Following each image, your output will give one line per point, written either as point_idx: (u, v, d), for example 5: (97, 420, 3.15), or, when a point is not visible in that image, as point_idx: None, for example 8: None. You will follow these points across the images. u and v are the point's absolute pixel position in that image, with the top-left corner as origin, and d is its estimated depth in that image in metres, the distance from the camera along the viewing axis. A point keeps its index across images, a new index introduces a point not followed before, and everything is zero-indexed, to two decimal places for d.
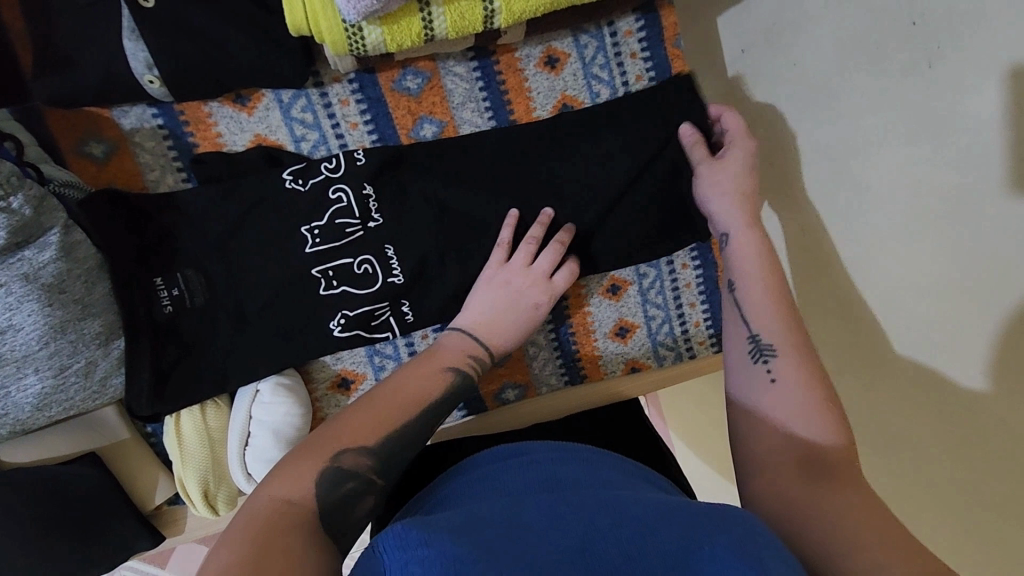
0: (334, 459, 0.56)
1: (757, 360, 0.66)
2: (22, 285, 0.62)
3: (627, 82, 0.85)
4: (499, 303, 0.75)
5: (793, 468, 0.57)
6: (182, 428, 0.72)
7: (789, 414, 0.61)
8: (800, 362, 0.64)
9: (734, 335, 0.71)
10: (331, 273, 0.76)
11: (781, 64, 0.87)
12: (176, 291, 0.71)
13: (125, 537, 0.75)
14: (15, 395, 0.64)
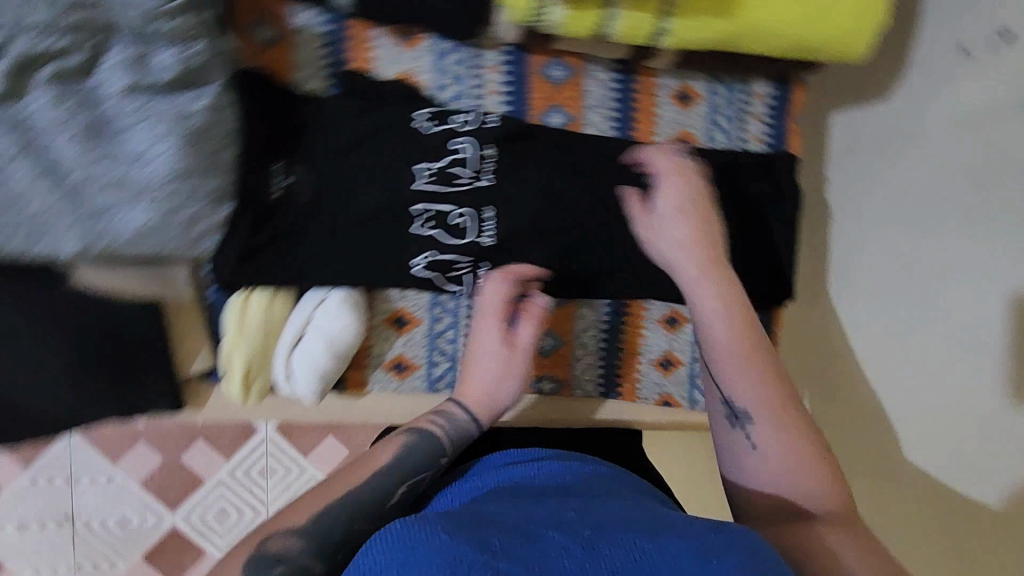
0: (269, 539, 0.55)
1: (735, 427, 0.68)
2: (170, 123, 0.64)
3: (744, 139, 0.90)
4: (469, 366, 0.75)
5: (785, 509, 0.63)
6: (248, 307, 0.74)
7: (772, 475, 0.65)
8: (772, 419, 0.66)
9: (712, 403, 0.71)
10: (431, 214, 0.79)
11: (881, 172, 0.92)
12: (289, 181, 0.75)
13: (152, 392, 0.76)
14: (121, 219, 0.65)
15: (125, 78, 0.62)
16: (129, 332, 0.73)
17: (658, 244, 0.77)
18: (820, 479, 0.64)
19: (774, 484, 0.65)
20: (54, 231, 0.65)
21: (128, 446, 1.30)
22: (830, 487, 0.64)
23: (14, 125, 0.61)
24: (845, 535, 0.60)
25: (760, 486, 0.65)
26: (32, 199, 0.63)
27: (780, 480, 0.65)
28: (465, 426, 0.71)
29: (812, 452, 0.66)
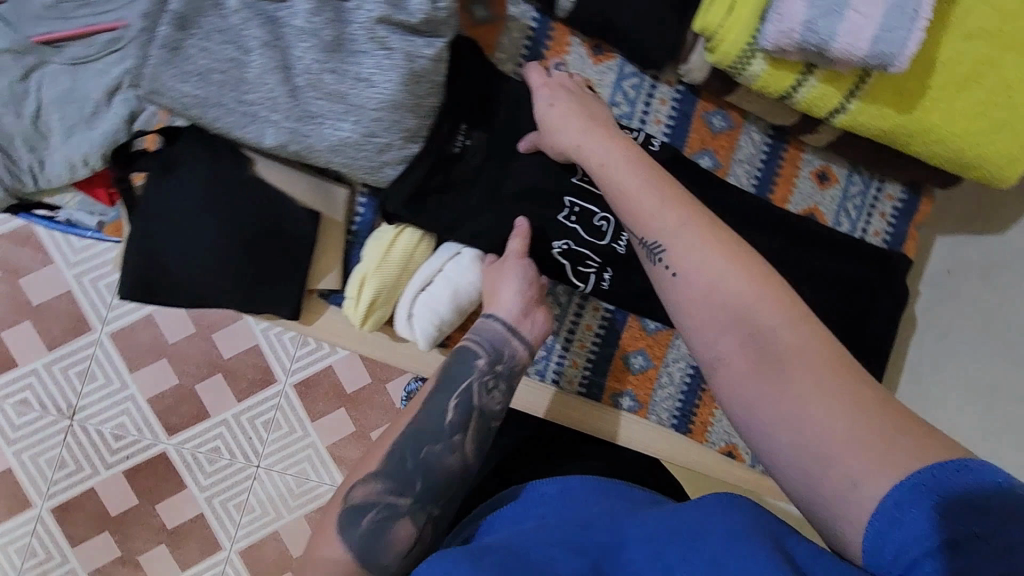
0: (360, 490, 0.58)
1: (656, 263, 0.61)
2: (401, 59, 0.70)
3: (866, 230, 0.95)
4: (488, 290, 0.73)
5: (751, 365, 0.53)
6: (397, 242, 0.78)
7: (699, 318, 0.57)
8: (689, 236, 0.60)
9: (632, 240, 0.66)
10: (576, 209, 0.83)
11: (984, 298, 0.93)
12: (468, 142, 0.80)
13: (281, 295, 0.79)
14: (326, 128, 0.71)
15: (377, 8, 0.69)
16: (285, 232, 0.77)
17: (561, 132, 0.72)
18: (743, 295, 0.55)
19: (717, 343, 0.56)
20: (262, 120, 0.70)
21: (152, 358, 1.15)
22: (755, 306, 0.55)
23: (269, 20, 0.69)
24: (812, 386, 0.50)
25: (698, 327, 0.58)
26: (257, 87, 0.69)
27: (721, 321, 0.56)
28: (499, 338, 0.69)
29: (723, 271, 0.57)
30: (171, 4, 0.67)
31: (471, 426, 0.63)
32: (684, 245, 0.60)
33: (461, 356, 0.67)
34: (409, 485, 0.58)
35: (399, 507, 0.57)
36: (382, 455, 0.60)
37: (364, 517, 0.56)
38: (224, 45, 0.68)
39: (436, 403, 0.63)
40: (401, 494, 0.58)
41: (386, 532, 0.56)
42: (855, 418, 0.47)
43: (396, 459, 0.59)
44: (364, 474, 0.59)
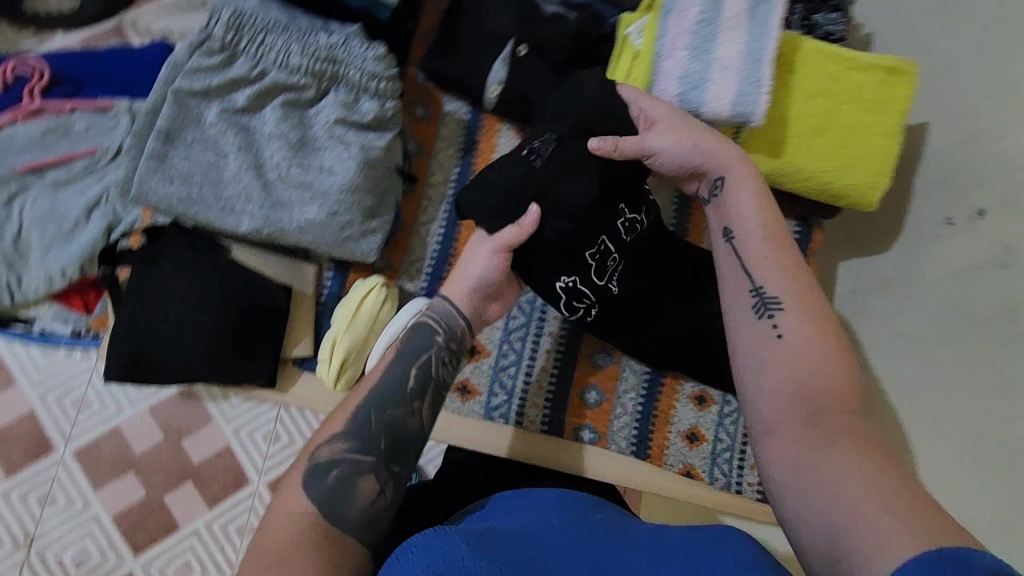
0: (323, 451, 0.62)
1: (762, 317, 0.69)
2: (357, 150, 0.83)
3: None
4: (460, 267, 0.78)
5: (807, 429, 0.60)
6: (363, 304, 0.87)
7: (781, 379, 0.64)
8: (800, 310, 0.68)
9: (738, 283, 0.74)
10: (601, 251, 0.83)
11: None
12: (536, 147, 0.80)
13: (259, 366, 0.86)
14: (296, 213, 0.82)
15: (334, 113, 0.83)
16: (261, 307, 0.86)
17: (665, 157, 0.80)
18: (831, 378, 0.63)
19: (785, 400, 0.63)
20: (239, 211, 0.81)
21: (117, 473, 1.10)
22: (843, 393, 0.62)
23: (242, 129, 0.81)
24: (853, 454, 0.56)
25: (768, 394, 0.65)
26: (233, 184, 0.81)
27: (789, 386, 0.63)
28: (450, 320, 0.76)
29: (822, 355, 0.65)
30: (158, 122, 0.79)
31: (428, 394, 0.70)
32: (819, 326, 0.67)
33: (417, 327, 0.74)
34: (373, 442, 0.64)
35: (364, 461, 0.63)
36: (348, 418, 0.65)
37: (331, 472, 0.61)
38: (204, 152, 0.81)
39: (399, 369, 0.70)
40: (365, 452, 0.63)
41: (352, 488, 0.60)
42: (886, 485, 0.52)
43: (363, 418, 0.65)
44: (332, 434, 0.64)
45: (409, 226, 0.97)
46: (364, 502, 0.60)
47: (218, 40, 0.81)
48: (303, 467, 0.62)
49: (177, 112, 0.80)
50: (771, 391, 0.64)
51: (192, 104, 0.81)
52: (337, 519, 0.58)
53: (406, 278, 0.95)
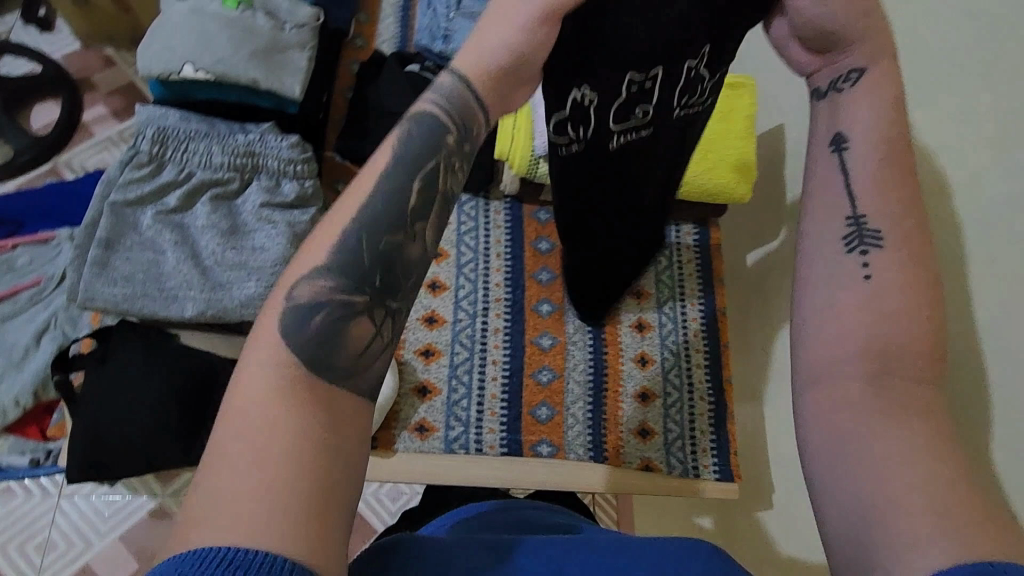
0: (299, 286, 0.42)
1: (851, 251, 0.51)
2: (285, 227, 0.93)
3: (681, 259, 1.21)
4: (489, 15, 0.51)
5: (868, 395, 0.45)
6: None
7: (848, 320, 0.48)
8: (907, 252, 0.50)
9: (833, 209, 0.54)
10: (636, 85, 0.67)
11: None
12: None
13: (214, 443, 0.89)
14: (236, 290, 0.89)
15: (259, 198, 0.93)
16: (212, 386, 0.90)
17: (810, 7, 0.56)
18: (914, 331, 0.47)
19: (846, 343, 0.47)
20: (182, 298, 0.88)
21: None
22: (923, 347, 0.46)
23: (177, 227, 0.90)
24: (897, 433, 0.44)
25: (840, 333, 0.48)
26: (174, 275, 0.88)
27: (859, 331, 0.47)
28: (462, 101, 0.50)
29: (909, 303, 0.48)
30: (98, 233, 0.87)
31: (434, 217, 0.48)
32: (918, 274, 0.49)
33: (420, 115, 0.49)
34: (368, 277, 0.44)
35: (357, 307, 0.44)
36: (335, 242, 0.44)
37: (314, 318, 0.42)
38: (144, 252, 0.89)
39: (401, 170, 0.47)
40: (358, 292, 0.44)
41: (342, 337, 0.43)
42: (932, 480, 0.41)
43: (353, 241, 0.44)
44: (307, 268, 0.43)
45: None
46: (358, 357, 0.43)
47: (146, 154, 0.91)
48: (273, 309, 0.42)
49: (115, 221, 0.88)
50: (835, 332, 0.48)
51: (129, 212, 0.90)
52: (328, 371, 0.41)
53: None
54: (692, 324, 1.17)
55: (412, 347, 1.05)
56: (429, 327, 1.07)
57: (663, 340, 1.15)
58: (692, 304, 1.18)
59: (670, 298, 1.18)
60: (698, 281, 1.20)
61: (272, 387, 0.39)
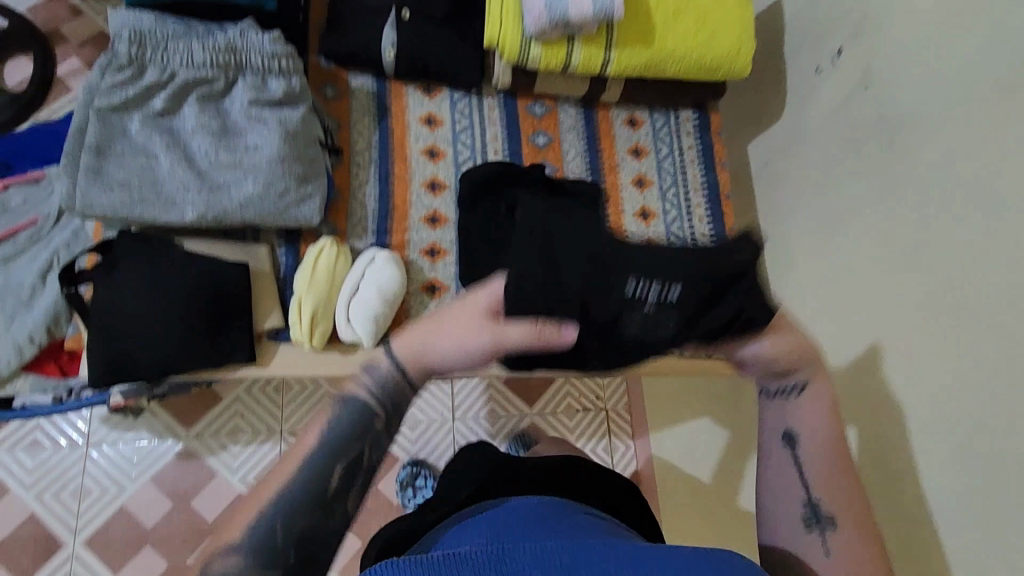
0: (220, 555, 0.61)
1: (812, 529, 0.67)
2: (276, 125, 0.91)
3: (681, 146, 1.20)
4: (452, 321, 0.65)
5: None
6: (319, 264, 0.93)
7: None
8: (856, 521, 0.66)
9: (790, 489, 0.69)
10: None
11: (791, 168, 1.20)
12: (652, 290, 0.64)
13: (228, 344, 0.90)
14: (234, 190, 0.88)
15: (247, 96, 0.91)
16: (220, 286, 0.90)
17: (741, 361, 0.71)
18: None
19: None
20: (182, 201, 0.87)
21: None
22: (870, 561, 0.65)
23: (168, 131, 0.88)
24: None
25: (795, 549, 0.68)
26: (170, 179, 0.87)
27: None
28: (391, 383, 0.66)
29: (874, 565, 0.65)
30: (88, 140, 0.85)
31: (351, 495, 0.65)
32: (855, 504, 0.67)
33: (350, 407, 0.66)
34: (281, 555, 0.61)
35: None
36: (243, 528, 0.61)
37: None
38: (137, 157, 0.87)
39: (321, 462, 0.64)
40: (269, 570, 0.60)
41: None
42: None
43: (264, 529, 0.61)
44: (223, 547, 0.61)
45: (346, 194, 1.05)
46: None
47: (124, 56, 0.87)
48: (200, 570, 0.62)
49: (103, 128, 0.86)
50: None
51: (116, 118, 0.87)
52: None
53: (355, 238, 1.03)
54: (696, 210, 1.16)
55: (417, 247, 1.04)
56: (433, 227, 1.06)
57: (667, 227, 1.14)
58: (695, 190, 1.18)
59: (672, 184, 1.17)
60: (699, 169, 1.19)
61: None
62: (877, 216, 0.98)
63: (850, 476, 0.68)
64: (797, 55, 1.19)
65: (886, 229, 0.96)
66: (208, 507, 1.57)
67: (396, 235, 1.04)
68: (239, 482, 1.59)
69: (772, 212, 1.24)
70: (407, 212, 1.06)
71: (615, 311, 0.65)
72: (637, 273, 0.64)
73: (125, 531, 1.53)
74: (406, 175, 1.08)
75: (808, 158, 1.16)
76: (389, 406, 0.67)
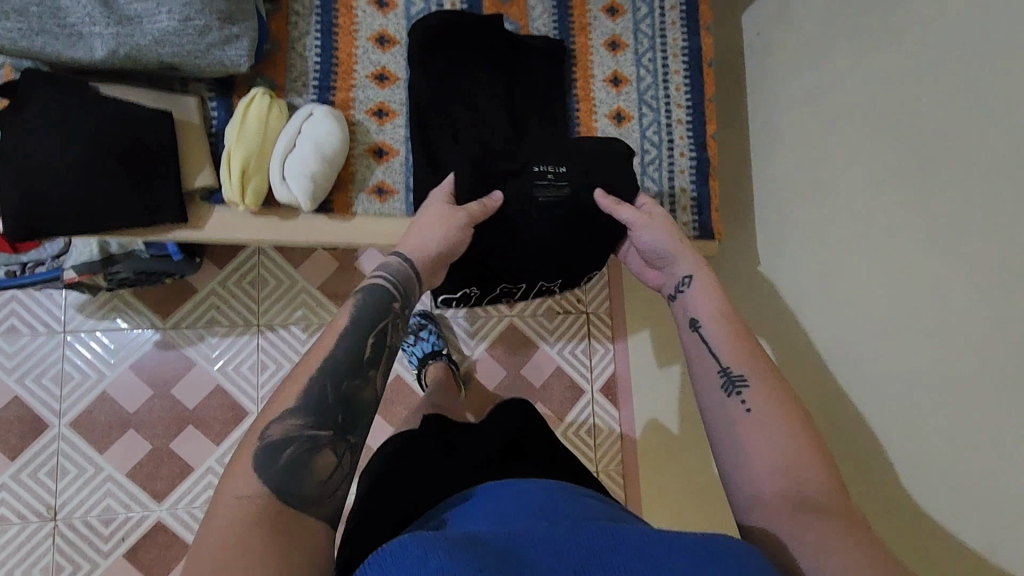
0: (262, 439, 0.65)
1: (730, 393, 0.72)
2: None
3: (662, 7, 1.08)
4: (419, 219, 0.87)
5: (775, 433, 0.68)
6: (248, 115, 0.85)
7: (758, 460, 0.67)
8: (766, 383, 0.72)
9: (703, 363, 0.77)
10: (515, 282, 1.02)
11: (784, 33, 1.08)
12: (549, 169, 0.93)
13: (158, 203, 0.86)
14: (146, 24, 0.79)
15: None
16: (142, 138, 0.84)
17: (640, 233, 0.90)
18: (811, 458, 0.65)
19: (764, 475, 0.65)
20: (89, 36, 0.78)
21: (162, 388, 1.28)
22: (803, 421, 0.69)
23: None
24: (837, 530, 0.60)
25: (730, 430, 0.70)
26: (74, 8, 0.78)
27: (776, 459, 0.66)
28: (399, 271, 0.82)
29: (787, 428, 0.68)
30: None
31: (381, 364, 0.75)
32: (756, 355, 0.75)
33: (372, 288, 0.79)
34: (328, 418, 0.68)
35: (321, 438, 0.67)
36: (300, 394, 0.68)
37: (280, 454, 0.64)
38: None
39: (355, 335, 0.74)
40: (323, 427, 0.68)
41: (309, 464, 0.65)
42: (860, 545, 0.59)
43: (310, 403, 0.68)
44: (282, 412, 0.67)
45: (283, 45, 0.95)
46: (322, 484, 0.65)
47: None
48: (250, 449, 0.64)
49: None
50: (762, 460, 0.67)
51: None
52: (297, 500, 0.63)
53: (294, 94, 0.94)
54: (674, 77, 1.07)
55: (363, 107, 0.96)
56: (381, 86, 0.97)
57: (640, 96, 1.05)
58: (674, 56, 1.07)
59: (648, 49, 1.07)
60: (681, 33, 1.08)
61: (253, 510, 0.60)
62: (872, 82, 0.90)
63: (743, 327, 0.78)
64: None
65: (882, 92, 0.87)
66: (189, 395, 1.59)
67: (339, 92, 0.96)
68: (217, 370, 1.61)
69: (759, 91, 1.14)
70: (352, 67, 0.96)
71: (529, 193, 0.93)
72: (535, 161, 0.94)
73: (110, 415, 1.56)
74: (352, 26, 0.97)
75: (799, 23, 1.04)
76: (401, 293, 0.81)
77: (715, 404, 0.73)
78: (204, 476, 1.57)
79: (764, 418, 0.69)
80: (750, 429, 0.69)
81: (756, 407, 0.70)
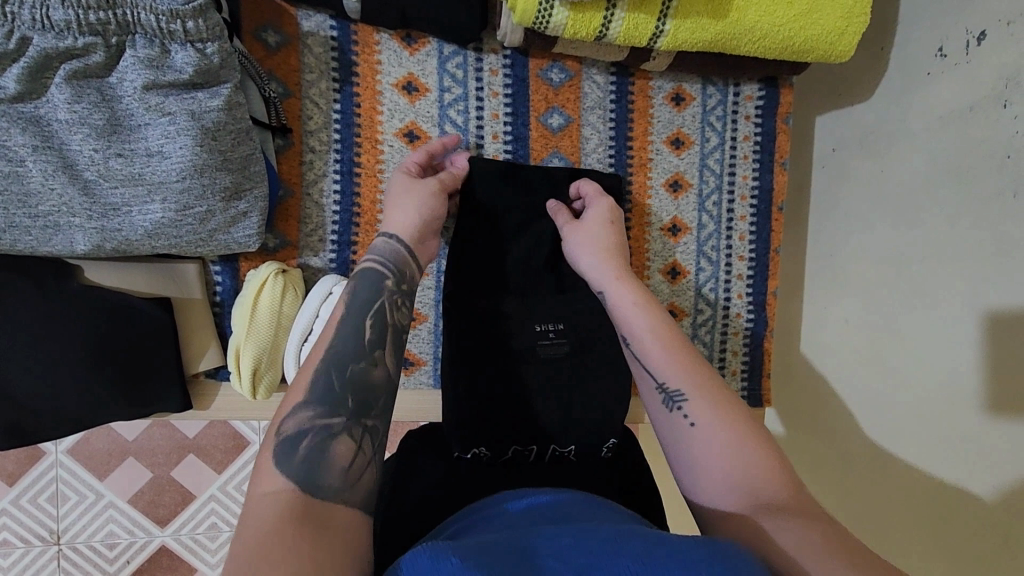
0: (278, 431, 0.52)
1: (672, 411, 0.63)
2: (186, 120, 0.65)
3: (735, 137, 0.92)
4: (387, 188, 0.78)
5: (727, 441, 0.59)
6: (260, 301, 0.74)
7: (713, 478, 0.59)
8: (705, 394, 0.63)
9: (643, 382, 0.68)
10: (535, 448, 0.85)
11: (868, 170, 0.92)
12: (553, 329, 0.87)
13: (158, 392, 0.76)
14: (136, 216, 0.66)
15: (141, 77, 0.63)
16: (137, 326, 0.73)
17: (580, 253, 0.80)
18: (760, 460, 0.58)
19: (722, 491, 0.58)
20: (68, 227, 0.65)
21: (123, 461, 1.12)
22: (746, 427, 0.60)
23: (31, 122, 0.62)
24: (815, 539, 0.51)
25: (687, 464, 0.61)
26: (47, 196, 0.64)
27: (730, 473, 0.58)
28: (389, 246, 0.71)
29: (738, 433, 0.60)
30: None
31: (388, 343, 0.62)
32: (686, 358, 0.66)
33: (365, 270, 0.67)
34: (341, 402, 0.55)
35: (337, 424, 0.54)
36: (310, 382, 0.56)
37: (300, 445, 0.52)
38: None
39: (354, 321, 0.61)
40: (334, 413, 0.54)
41: (329, 453, 0.52)
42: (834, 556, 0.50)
43: (325, 380, 0.56)
44: (294, 404, 0.54)
45: (297, 190, 0.81)
46: (346, 474, 0.52)
47: None
48: (269, 445, 0.52)
49: None
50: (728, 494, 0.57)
51: None
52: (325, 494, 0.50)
53: (309, 252, 0.82)
54: (738, 224, 0.94)
55: None
56: None
57: (699, 246, 0.94)
58: (742, 197, 0.94)
59: (713, 190, 0.93)
60: (752, 168, 0.93)
61: (280, 508, 0.47)
62: (966, 282, 0.76)
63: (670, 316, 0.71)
64: (912, 25, 0.86)
65: (968, 294, 0.75)
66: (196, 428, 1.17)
67: (361, 249, 0.83)
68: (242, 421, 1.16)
69: (825, 231, 1.00)
70: (376, 217, 0.83)
71: (530, 349, 0.86)
72: (537, 319, 0.86)
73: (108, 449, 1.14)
74: (376, 165, 0.83)
75: (887, 170, 0.88)
76: (397, 272, 0.69)
77: (663, 430, 0.64)
78: (204, 506, 1.14)
79: (708, 431, 0.61)
80: (701, 456, 0.60)
81: (699, 423, 0.61)
